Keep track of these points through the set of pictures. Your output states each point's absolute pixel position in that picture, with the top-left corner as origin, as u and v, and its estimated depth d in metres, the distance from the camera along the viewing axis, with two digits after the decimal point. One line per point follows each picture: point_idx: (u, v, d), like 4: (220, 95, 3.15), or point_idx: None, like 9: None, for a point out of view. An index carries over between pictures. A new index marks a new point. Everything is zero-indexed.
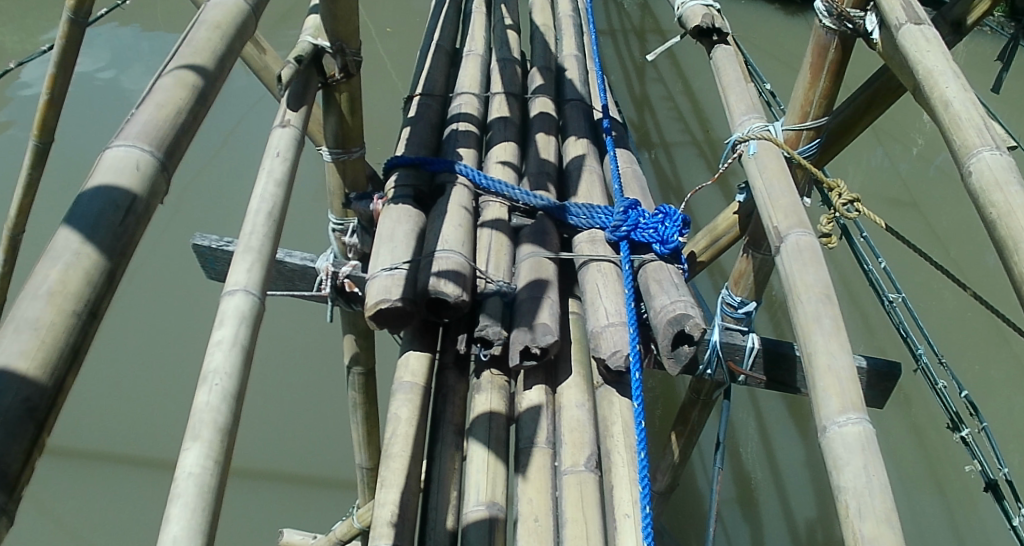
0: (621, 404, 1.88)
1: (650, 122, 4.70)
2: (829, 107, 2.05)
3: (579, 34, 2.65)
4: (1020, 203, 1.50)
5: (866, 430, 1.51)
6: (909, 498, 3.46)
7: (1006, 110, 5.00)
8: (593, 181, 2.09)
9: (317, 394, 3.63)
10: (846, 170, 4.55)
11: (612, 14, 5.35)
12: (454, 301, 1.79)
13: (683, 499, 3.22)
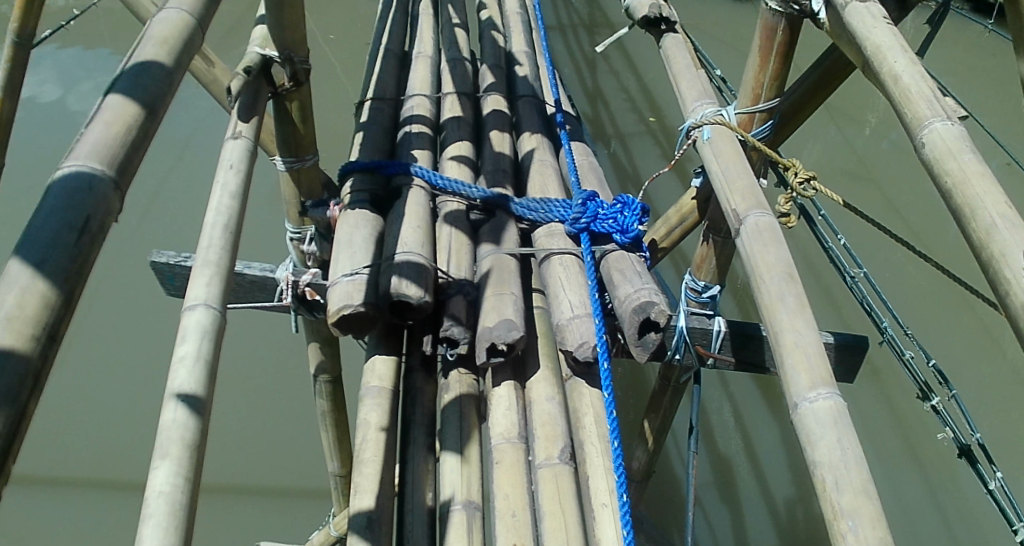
0: (591, 395, 1.89)
1: (603, 115, 4.72)
2: (779, 88, 2.03)
3: (528, 30, 2.64)
4: (974, 170, 1.56)
5: (837, 403, 1.54)
6: (886, 470, 3.49)
7: (958, 80, 5.06)
8: (550, 175, 2.10)
9: (288, 405, 3.60)
10: (802, 151, 4.61)
11: (561, 9, 5.37)
12: (417, 302, 1.80)
13: (661, 485, 3.23)
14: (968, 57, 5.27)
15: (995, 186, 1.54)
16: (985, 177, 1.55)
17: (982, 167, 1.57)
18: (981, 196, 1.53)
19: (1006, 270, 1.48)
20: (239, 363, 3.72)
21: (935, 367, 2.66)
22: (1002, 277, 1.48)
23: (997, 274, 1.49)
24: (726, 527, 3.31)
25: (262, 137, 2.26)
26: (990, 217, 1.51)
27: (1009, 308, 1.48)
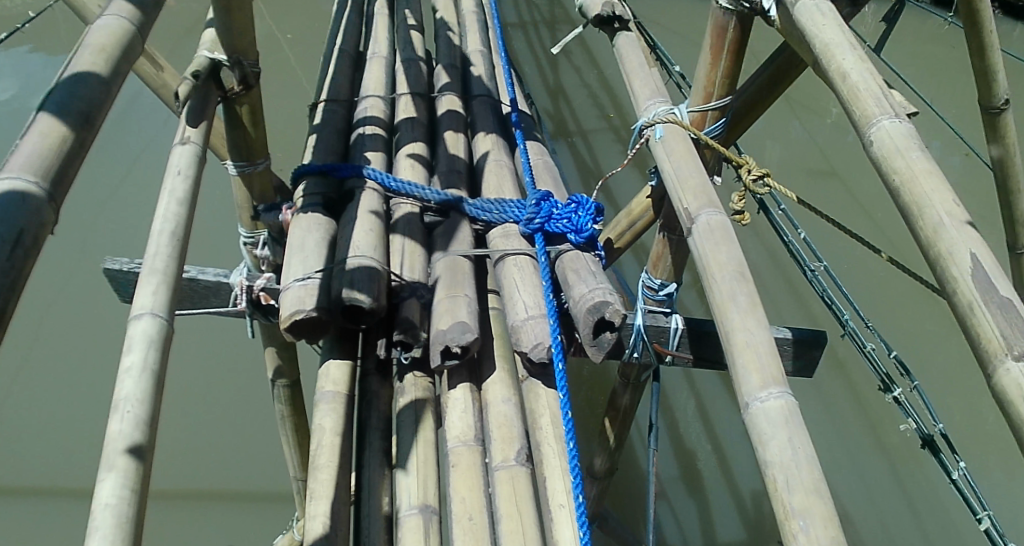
0: (547, 396, 1.89)
1: (565, 111, 4.71)
2: (732, 86, 1.99)
3: (484, 29, 2.64)
4: (921, 168, 1.57)
5: (788, 402, 1.54)
6: (854, 461, 3.52)
7: (917, 72, 5.10)
8: (505, 175, 2.09)
9: (251, 409, 3.58)
10: (764, 144, 4.63)
11: (521, 6, 5.35)
12: (370, 306, 1.79)
13: (626, 482, 3.24)
14: (927, 48, 5.31)
15: (941, 183, 1.55)
16: (932, 175, 1.56)
17: (929, 165, 1.58)
18: (928, 194, 1.54)
19: (953, 268, 1.49)
20: (203, 367, 3.70)
21: (895, 358, 2.67)
22: (948, 275, 1.50)
23: (943, 271, 1.51)
24: (693, 522, 3.32)
25: (214, 141, 2.24)
26: (937, 215, 1.52)
27: (955, 305, 1.50)
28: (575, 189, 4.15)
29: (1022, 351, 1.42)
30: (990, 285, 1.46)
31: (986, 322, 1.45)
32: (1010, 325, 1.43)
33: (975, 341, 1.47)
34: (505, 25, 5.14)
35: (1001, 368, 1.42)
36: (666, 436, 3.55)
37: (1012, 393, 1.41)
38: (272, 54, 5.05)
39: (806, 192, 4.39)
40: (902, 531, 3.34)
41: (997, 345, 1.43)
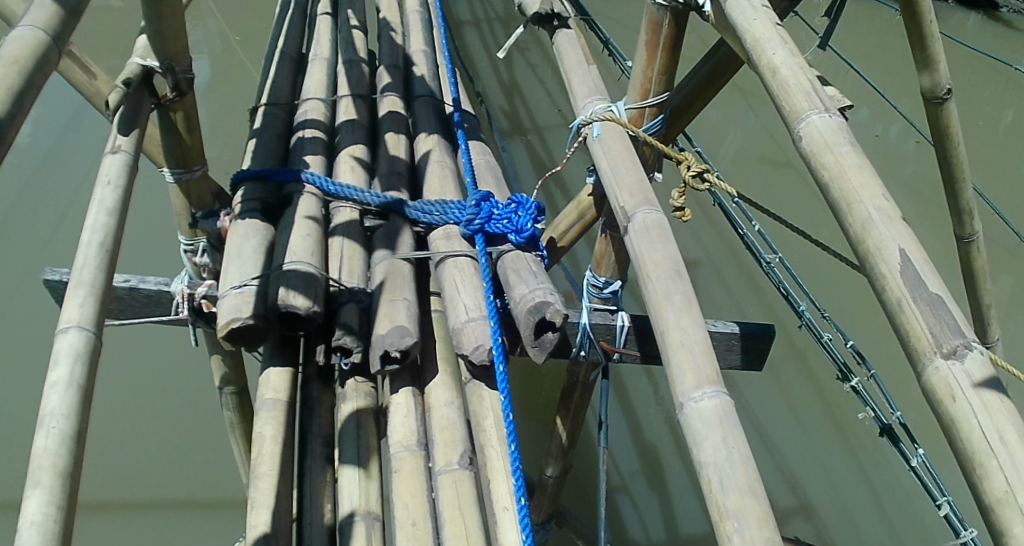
0: (490, 397, 1.87)
1: (521, 108, 4.71)
2: (669, 82, 1.97)
3: (427, 28, 2.63)
4: (850, 163, 1.55)
5: (722, 402, 1.53)
6: (813, 447, 3.53)
7: (867, 65, 5.19)
8: (447, 175, 2.08)
9: (205, 416, 3.56)
10: (721, 139, 4.68)
11: (476, 5, 5.37)
12: (306, 312, 1.78)
13: (582, 479, 3.24)
14: (874, 43, 5.42)
15: (871, 178, 1.53)
16: (861, 169, 1.54)
17: (858, 159, 1.56)
18: (857, 190, 1.51)
19: (881, 265, 1.45)
20: (158, 374, 3.69)
21: (852, 348, 2.67)
22: (877, 273, 1.46)
23: (872, 268, 1.46)
24: (656, 516, 3.32)
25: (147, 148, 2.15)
26: (865, 210, 1.49)
27: (885, 303, 1.45)
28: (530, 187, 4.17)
29: (951, 348, 1.37)
30: (919, 281, 1.42)
31: (914, 319, 1.40)
32: (939, 322, 1.38)
33: (906, 339, 1.42)
34: (459, 25, 5.15)
35: (930, 366, 1.38)
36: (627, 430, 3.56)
37: (942, 392, 1.36)
38: (226, 57, 5.03)
39: (765, 183, 4.41)
40: (863, 515, 3.35)
41: (926, 342, 1.38)
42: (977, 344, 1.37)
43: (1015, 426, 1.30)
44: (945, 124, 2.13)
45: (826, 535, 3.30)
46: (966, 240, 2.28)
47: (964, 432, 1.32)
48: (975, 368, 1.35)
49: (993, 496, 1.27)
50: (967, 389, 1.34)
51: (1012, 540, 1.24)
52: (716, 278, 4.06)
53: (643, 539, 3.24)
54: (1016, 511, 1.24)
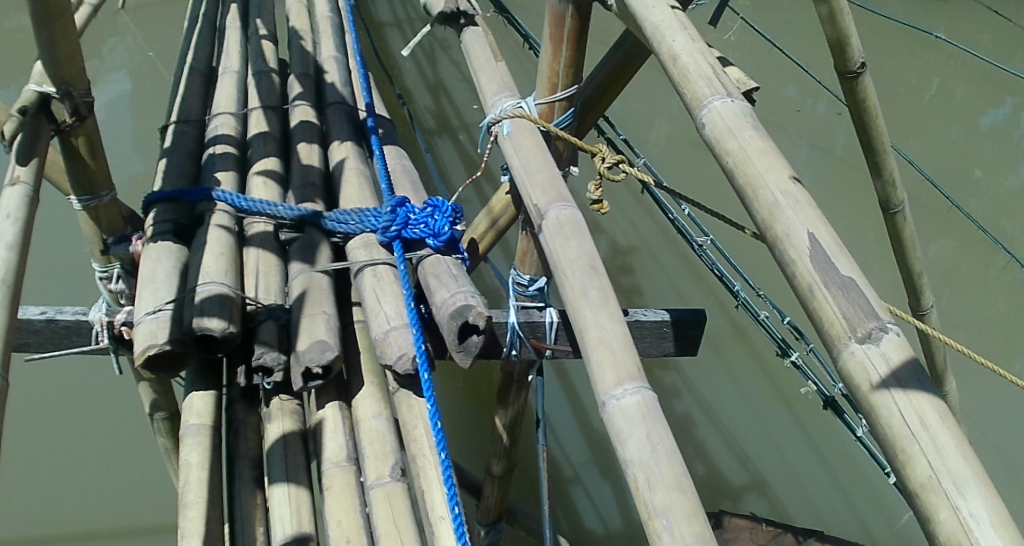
0: (419, 405, 1.85)
1: (447, 107, 4.86)
2: (576, 75, 1.95)
3: (338, 35, 2.73)
4: (754, 147, 1.47)
5: (645, 397, 1.51)
6: (759, 416, 3.63)
7: (785, 39, 5.37)
8: (361, 183, 2.08)
9: (136, 441, 3.54)
10: (651, 126, 4.84)
11: (397, 8, 5.53)
12: (222, 334, 1.74)
13: (525, 473, 3.28)
14: (790, 16, 5.57)
15: (776, 161, 1.45)
16: (766, 153, 1.46)
17: (762, 143, 1.48)
18: (762, 174, 1.43)
19: (791, 251, 1.35)
20: (92, 400, 3.66)
21: (789, 323, 2.67)
22: (787, 259, 1.36)
23: (782, 255, 1.37)
24: (611, 503, 3.35)
25: (51, 175, 2.12)
26: (772, 195, 1.40)
27: (797, 290, 1.35)
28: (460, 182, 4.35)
29: (866, 332, 1.27)
30: (830, 266, 1.32)
31: (826, 304, 1.30)
32: (852, 306, 1.29)
33: (819, 325, 1.32)
34: (380, 26, 5.32)
35: (845, 352, 1.28)
36: (572, 415, 3.62)
37: (858, 378, 1.27)
38: (151, 76, 5.03)
39: (693, 165, 4.57)
40: (818, 486, 3.43)
41: (840, 328, 1.29)
42: (894, 325, 1.28)
43: (935, 406, 1.21)
44: (861, 97, 2.07)
45: (782, 509, 3.38)
46: (893, 210, 2.23)
47: (883, 418, 1.23)
48: (891, 350, 1.26)
49: (917, 482, 1.17)
50: (885, 374, 1.25)
51: (938, 528, 1.15)
52: (658, 268, 4.21)
53: (602, 530, 3.26)
54: (942, 496, 1.15)
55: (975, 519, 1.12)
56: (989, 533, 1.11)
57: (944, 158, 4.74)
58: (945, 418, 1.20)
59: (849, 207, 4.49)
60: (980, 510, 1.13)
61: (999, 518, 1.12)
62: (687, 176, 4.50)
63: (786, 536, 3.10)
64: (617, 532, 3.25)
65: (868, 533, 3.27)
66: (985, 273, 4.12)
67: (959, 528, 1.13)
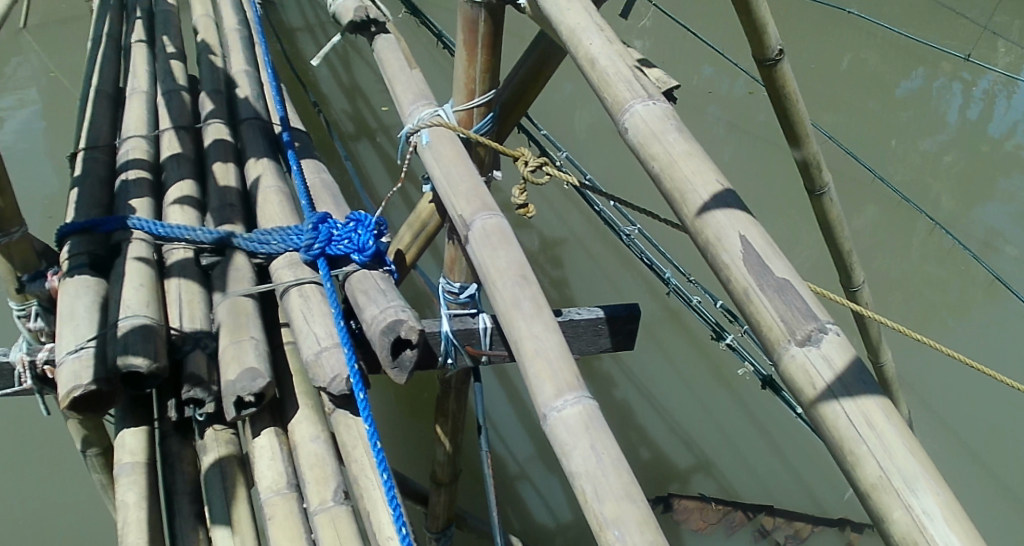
0: (357, 425, 1.83)
1: (364, 110, 4.86)
2: (493, 79, 1.99)
3: (247, 47, 2.83)
4: (680, 151, 1.45)
5: (586, 407, 1.50)
6: (698, 397, 3.72)
7: (695, 22, 5.48)
8: (279, 201, 2.11)
9: (70, 474, 3.45)
10: (571, 117, 4.92)
11: (309, 13, 5.51)
12: (148, 369, 1.69)
13: (470, 474, 3.30)
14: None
15: (703, 163, 1.43)
16: (692, 156, 1.44)
17: (688, 146, 1.46)
18: (689, 178, 1.41)
19: (724, 255, 1.35)
20: (20, 437, 3.56)
21: (722, 307, 2.69)
22: (720, 263, 1.35)
23: (715, 261, 1.36)
24: (559, 496, 3.40)
25: None
26: (701, 199, 1.39)
27: (732, 295, 1.35)
28: (384, 187, 4.37)
29: (805, 334, 1.27)
30: (763, 268, 1.32)
31: (764, 309, 1.30)
32: (789, 309, 1.28)
33: (757, 329, 1.32)
34: (292, 33, 5.30)
35: (785, 356, 1.28)
36: (514, 413, 3.66)
37: (801, 381, 1.26)
38: (57, 96, 4.89)
39: (613, 155, 4.66)
40: (765, 464, 3.51)
41: (779, 332, 1.28)
42: (832, 325, 1.28)
43: (879, 405, 1.21)
44: (780, 82, 2.02)
45: (729, 485, 3.44)
46: (818, 193, 2.19)
47: (829, 420, 1.22)
48: (832, 351, 1.25)
49: (868, 483, 1.18)
50: (827, 375, 1.24)
51: (893, 527, 1.15)
52: (591, 261, 4.27)
53: (552, 524, 3.32)
54: (894, 495, 1.15)
55: (928, 516, 1.13)
56: (943, 529, 1.12)
57: (861, 125, 4.86)
58: (891, 416, 1.20)
59: (769, 182, 4.58)
60: (932, 506, 1.13)
61: (952, 514, 1.13)
62: (608, 166, 4.60)
63: (736, 515, 3.27)
64: (569, 525, 3.31)
65: (817, 502, 3.36)
66: (910, 238, 4.24)
67: (913, 526, 1.13)
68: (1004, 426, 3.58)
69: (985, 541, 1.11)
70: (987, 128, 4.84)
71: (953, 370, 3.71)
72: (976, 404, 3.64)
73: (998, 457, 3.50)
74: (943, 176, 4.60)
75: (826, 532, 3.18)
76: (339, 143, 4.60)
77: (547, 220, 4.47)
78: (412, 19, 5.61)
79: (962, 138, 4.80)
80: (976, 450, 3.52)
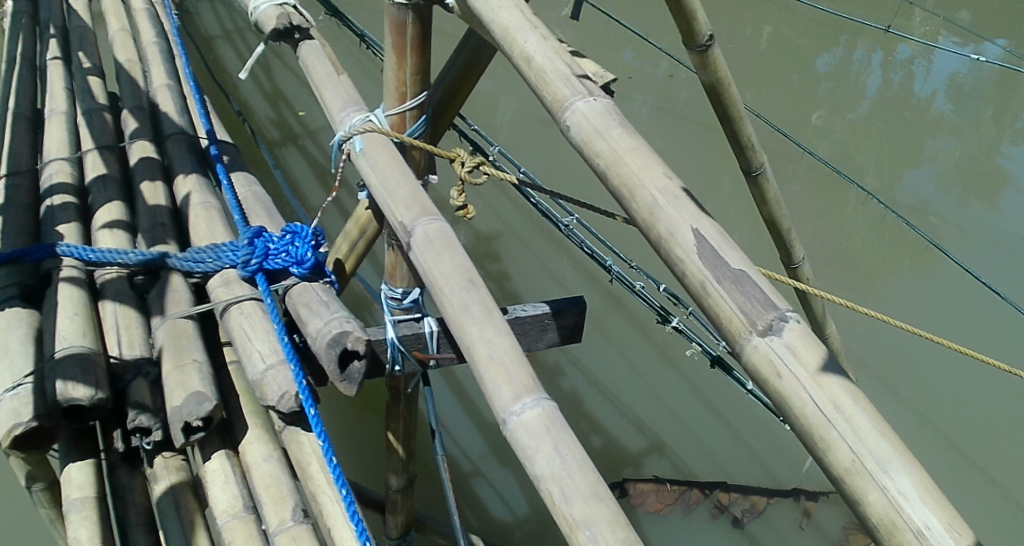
0: (310, 441, 1.81)
1: (288, 114, 4.77)
2: (424, 82, 1.97)
3: (167, 60, 2.75)
4: (625, 146, 1.44)
5: (545, 409, 1.49)
6: (645, 381, 3.76)
7: (615, 8, 5.51)
8: (211, 217, 2.06)
9: (11, 509, 3.34)
10: (500, 109, 4.91)
11: (225, 20, 5.40)
12: (90, 402, 1.62)
13: (425, 476, 3.29)
14: None
15: (649, 157, 1.43)
16: (637, 151, 1.43)
17: (633, 140, 1.45)
18: (637, 174, 1.41)
19: (677, 250, 1.35)
20: None
21: (666, 291, 2.70)
22: (674, 258, 1.35)
23: (669, 256, 1.36)
24: (516, 490, 3.40)
25: None
26: (650, 194, 1.39)
27: (688, 289, 1.35)
28: (314, 193, 4.30)
29: (766, 324, 1.27)
30: (719, 261, 1.32)
31: (722, 300, 1.30)
32: (748, 299, 1.29)
33: (717, 322, 1.32)
34: (209, 41, 5.19)
35: (748, 346, 1.28)
36: (464, 411, 3.65)
37: (765, 371, 1.27)
38: None
39: (544, 146, 4.67)
40: (716, 441, 3.56)
41: (739, 323, 1.29)
42: (792, 313, 1.29)
43: (846, 390, 1.22)
44: (713, 69, 1.94)
45: (683, 465, 3.48)
46: (755, 173, 2.13)
47: (796, 408, 1.23)
48: (794, 339, 1.26)
49: (841, 467, 1.19)
50: (791, 364, 1.25)
51: (869, 509, 1.17)
52: (530, 254, 4.27)
53: (511, 518, 3.32)
54: (868, 478, 1.17)
55: (903, 496, 1.15)
56: (919, 507, 1.14)
57: (785, 100, 4.95)
58: (858, 399, 1.22)
59: (699, 162, 4.63)
60: (907, 486, 1.15)
61: (927, 491, 1.15)
62: (540, 157, 4.61)
63: (692, 493, 3.31)
64: (526, 517, 3.32)
65: (772, 474, 3.42)
66: (841, 208, 4.33)
67: (889, 508, 1.15)
68: (947, 386, 3.70)
69: (959, 514, 1.14)
70: (910, 94, 4.95)
71: (885, 334, 3.84)
72: (916, 366, 3.76)
73: (945, 416, 3.61)
74: (869, 144, 4.70)
75: (781, 503, 3.29)
76: (264, 150, 4.51)
77: (482, 214, 4.46)
78: (331, 21, 5.53)
79: (885, 106, 4.91)
80: (923, 412, 3.62)
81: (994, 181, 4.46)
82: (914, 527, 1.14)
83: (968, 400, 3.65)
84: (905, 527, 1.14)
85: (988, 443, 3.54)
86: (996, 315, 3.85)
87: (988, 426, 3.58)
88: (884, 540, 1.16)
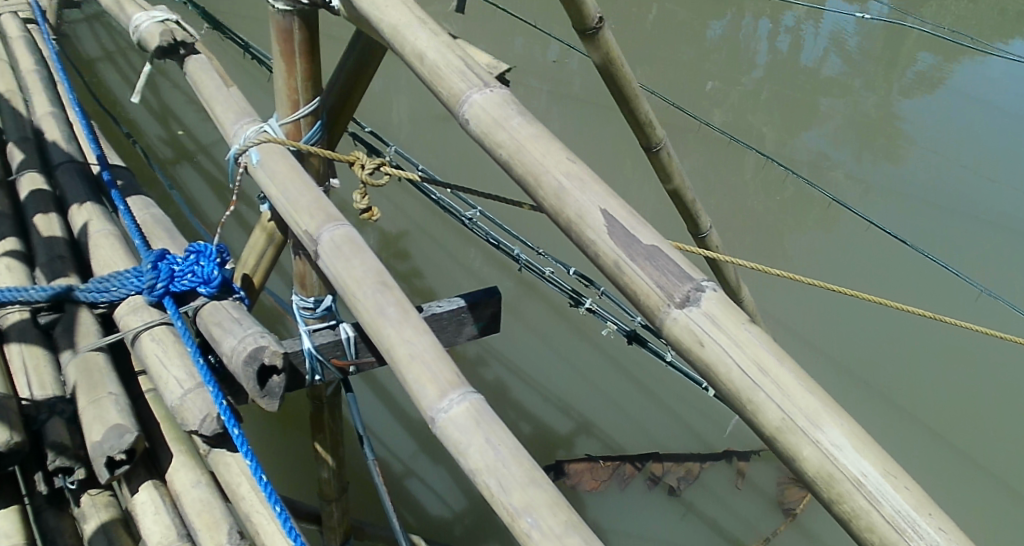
0: (237, 461, 1.78)
1: (180, 132, 4.65)
2: (316, 87, 1.95)
3: (47, 87, 2.65)
4: (526, 133, 1.46)
5: (472, 403, 1.49)
6: (568, 363, 3.81)
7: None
8: (110, 244, 2.00)
9: None
10: (396, 107, 4.87)
11: (103, 41, 5.22)
12: (7, 447, 1.57)
13: (359, 482, 3.27)
14: None
15: (550, 143, 1.44)
16: (538, 138, 1.45)
17: (534, 128, 1.46)
18: (541, 161, 1.42)
19: (588, 232, 1.37)
20: None
21: (577, 274, 2.72)
22: (586, 240, 1.37)
23: (580, 238, 1.38)
24: (451, 485, 3.41)
25: None
26: (555, 179, 1.40)
27: (603, 268, 1.37)
28: (216, 210, 4.21)
29: (683, 296, 1.31)
30: (631, 238, 1.35)
31: (637, 278, 1.33)
32: (663, 274, 1.32)
33: (635, 299, 1.35)
34: (88, 64, 5.02)
35: (668, 319, 1.31)
36: (391, 413, 3.63)
37: (688, 341, 1.30)
38: None
39: (444, 141, 4.66)
40: (644, 413, 3.63)
41: (657, 298, 1.32)
42: (707, 282, 1.32)
43: (768, 350, 1.26)
44: (604, 50, 1.96)
45: (613, 441, 3.54)
46: (655, 149, 2.17)
47: (722, 374, 1.27)
48: (711, 307, 1.30)
49: (772, 427, 1.23)
50: (710, 331, 1.29)
51: (805, 463, 1.21)
52: (441, 249, 4.26)
53: (449, 514, 3.33)
54: (800, 434, 1.21)
55: (837, 446, 1.20)
56: (852, 455, 1.19)
57: (676, 75, 5.04)
58: (780, 359, 1.26)
59: (599, 144, 4.69)
60: (839, 437, 1.20)
61: (858, 440, 1.20)
62: (442, 153, 4.60)
63: (625, 468, 3.34)
64: (464, 512, 3.34)
65: (701, 440, 3.51)
66: (739, 174, 4.44)
67: (825, 460, 1.20)
68: (859, 336, 3.85)
69: (890, 456, 1.20)
70: (798, 57, 5.10)
71: (796, 293, 3.97)
72: (828, 320, 3.90)
73: (862, 364, 3.76)
74: (762, 110, 4.83)
75: (714, 466, 3.37)
76: (159, 171, 4.39)
77: (389, 215, 4.43)
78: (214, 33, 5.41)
79: (774, 71, 5.04)
80: (842, 362, 3.76)
81: (888, 134, 4.63)
82: (850, 477, 1.19)
83: (880, 348, 3.81)
84: (841, 476, 1.19)
85: (904, 386, 3.69)
86: (901, 263, 4.02)
87: (907, 372, 3.73)
88: (822, 492, 1.21)
